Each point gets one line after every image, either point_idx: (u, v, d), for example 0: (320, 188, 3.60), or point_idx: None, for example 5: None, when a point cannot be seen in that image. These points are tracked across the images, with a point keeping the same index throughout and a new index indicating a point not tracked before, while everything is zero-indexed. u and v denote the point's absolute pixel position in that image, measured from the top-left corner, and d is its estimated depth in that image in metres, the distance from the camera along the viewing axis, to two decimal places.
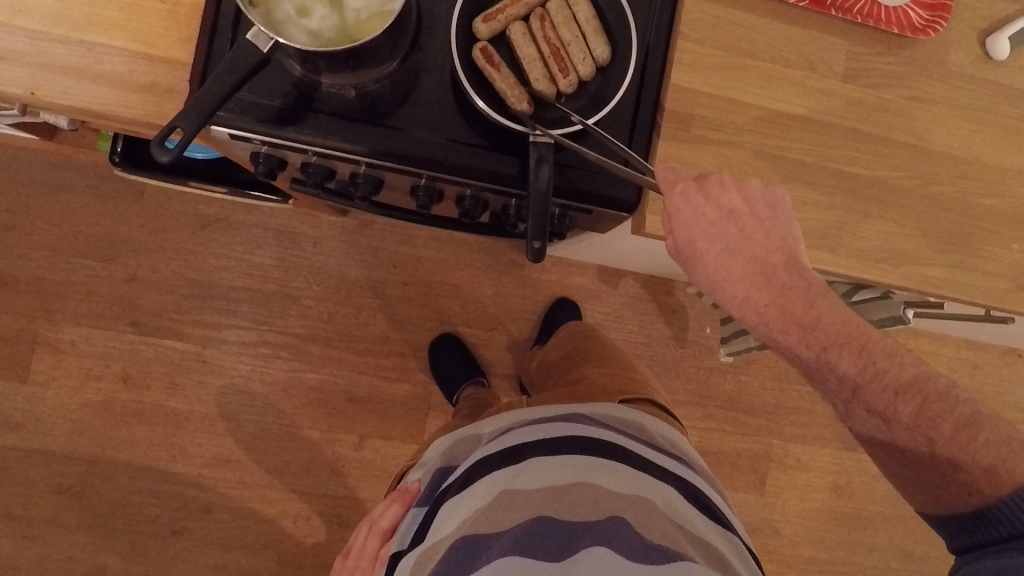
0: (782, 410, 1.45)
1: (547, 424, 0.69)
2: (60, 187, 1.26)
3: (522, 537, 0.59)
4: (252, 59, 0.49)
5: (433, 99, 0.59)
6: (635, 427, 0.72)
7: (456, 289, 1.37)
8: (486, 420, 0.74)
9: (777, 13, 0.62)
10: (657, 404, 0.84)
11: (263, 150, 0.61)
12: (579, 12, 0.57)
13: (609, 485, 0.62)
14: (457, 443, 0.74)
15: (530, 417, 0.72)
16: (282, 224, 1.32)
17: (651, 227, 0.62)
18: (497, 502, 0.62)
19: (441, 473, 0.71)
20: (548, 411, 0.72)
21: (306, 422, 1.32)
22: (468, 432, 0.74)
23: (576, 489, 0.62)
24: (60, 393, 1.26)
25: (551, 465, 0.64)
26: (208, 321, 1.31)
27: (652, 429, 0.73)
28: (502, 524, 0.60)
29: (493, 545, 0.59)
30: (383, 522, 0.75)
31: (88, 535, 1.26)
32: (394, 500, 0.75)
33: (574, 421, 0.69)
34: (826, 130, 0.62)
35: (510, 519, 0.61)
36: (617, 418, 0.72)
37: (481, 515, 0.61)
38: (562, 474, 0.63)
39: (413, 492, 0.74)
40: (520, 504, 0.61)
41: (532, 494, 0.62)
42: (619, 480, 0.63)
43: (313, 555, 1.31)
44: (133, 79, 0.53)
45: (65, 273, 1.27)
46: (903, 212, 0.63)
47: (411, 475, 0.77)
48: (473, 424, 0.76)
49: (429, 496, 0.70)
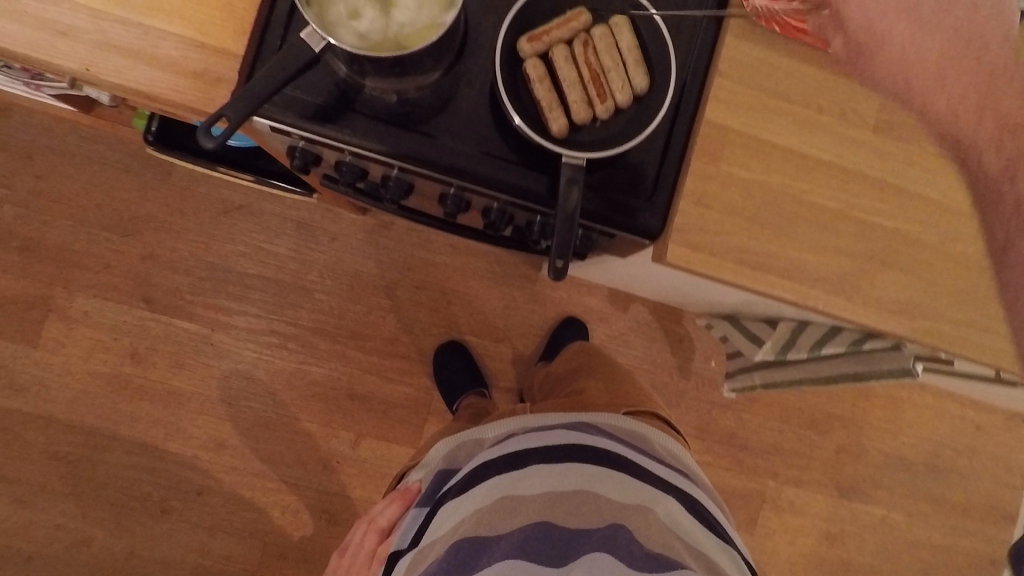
0: (779, 452, 1.44)
1: (549, 431, 0.69)
2: (91, 160, 1.28)
3: (522, 540, 0.62)
4: (303, 57, 0.50)
5: (472, 112, 0.60)
6: (637, 438, 0.72)
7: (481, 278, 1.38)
8: (490, 425, 0.74)
9: (815, 61, 0.63)
10: (660, 419, 0.84)
11: (301, 144, 0.62)
12: (622, 40, 0.58)
13: (610, 495, 0.65)
14: (458, 446, 0.73)
15: (531, 424, 0.71)
16: (304, 216, 1.34)
17: (671, 256, 0.60)
18: (499, 505, 0.63)
19: (442, 477, 0.71)
20: (551, 417, 0.71)
21: (305, 415, 1.33)
22: (470, 435, 0.74)
23: (577, 497, 0.65)
24: (67, 362, 1.28)
25: (553, 472, 0.65)
26: (220, 305, 1.32)
27: (655, 440, 0.72)
28: (504, 526, 0.63)
29: (493, 546, 0.62)
30: (381, 520, 0.75)
31: (79, 505, 1.26)
32: (394, 499, 0.75)
33: (580, 430, 0.70)
34: (851, 179, 0.63)
35: (512, 522, 0.63)
36: (620, 428, 0.72)
37: (482, 516, 0.63)
38: (562, 481, 0.65)
39: (412, 493, 0.74)
40: (521, 509, 0.64)
41: (534, 499, 0.64)
42: (620, 490, 0.65)
43: (298, 548, 1.31)
44: (185, 66, 0.55)
45: (86, 244, 1.28)
46: (919, 268, 0.63)
47: (411, 475, 0.76)
48: (475, 427, 0.76)
49: (429, 499, 0.69)
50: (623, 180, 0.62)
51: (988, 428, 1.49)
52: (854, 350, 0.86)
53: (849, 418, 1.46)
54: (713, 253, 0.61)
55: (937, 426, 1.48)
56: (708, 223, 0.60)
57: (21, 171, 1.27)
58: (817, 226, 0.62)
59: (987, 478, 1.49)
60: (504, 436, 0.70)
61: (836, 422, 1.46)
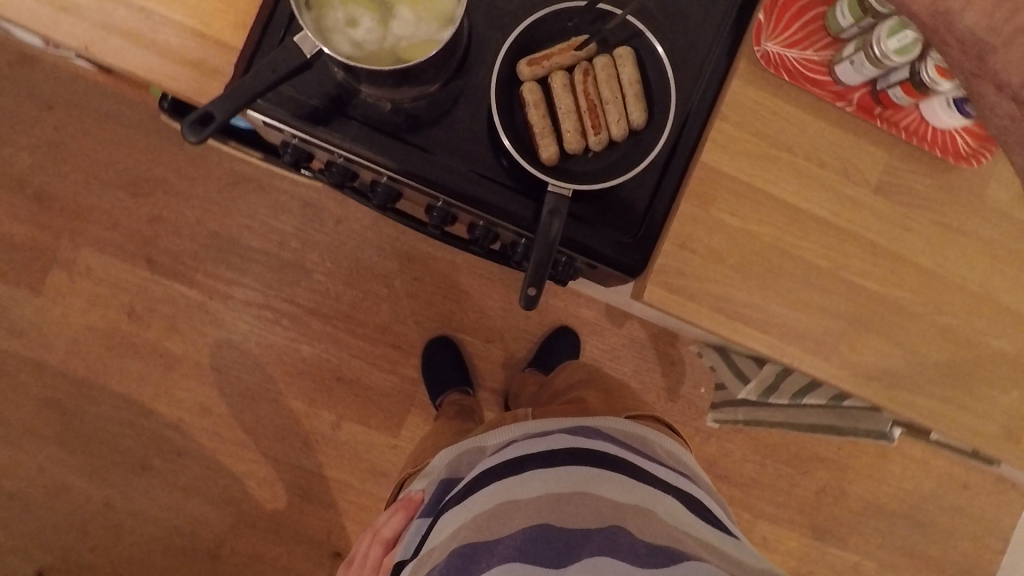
0: (758, 486, 1.43)
1: (548, 437, 0.70)
2: (109, 117, 1.30)
3: (521, 544, 0.59)
4: (295, 62, 0.50)
5: (465, 129, 0.60)
6: (638, 441, 0.73)
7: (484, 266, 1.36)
8: (492, 433, 0.76)
9: (822, 113, 0.61)
10: (663, 422, 0.82)
11: (293, 141, 0.62)
12: (623, 73, 0.58)
13: (611, 496, 0.63)
14: (461, 454, 0.75)
15: (531, 430, 0.73)
16: (311, 196, 1.34)
17: (649, 296, 0.59)
18: (497, 510, 0.62)
19: (446, 486, 0.72)
20: (551, 424, 0.73)
21: (291, 392, 1.35)
22: (473, 444, 0.75)
23: (576, 498, 0.63)
24: (66, 312, 1.30)
25: (551, 475, 0.65)
26: (220, 274, 1.33)
27: (655, 442, 0.74)
28: (501, 530, 0.60)
29: (492, 551, 0.59)
30: (386, 531, 0.75)
31: (63, 452, 1.29)
32: (399, 509, 0.75)
33: (579, 435, 0.70)
34: (845, 239, 0.61)
35: (510, 525, 0.60)
36: (620, 431, 0.74)
37: (481, 522, 0.61)
38: (561, 483, 0.64)
39: (415, 503, 0.75)
40: (519, 512, 0.61)
41: (533, 501, 0.62)
42: (621, 490, 0.64)
43: (269, 520, 1.33)
44: (183, 54, 0.55)
45: (96, 199, 1.30)
46: (902, 336, 0.62)
47: (415, 485, 0.77)
48: (478, 436, 0.78)
49: (433, 508, 0.70)
50: (609, 215, 0.62)
51: (975, 489, 1.46)
52: (834, 404, 0.90)
53: (834, 461, 1.44)
54: (691, 299, 0.60)
55: (923, 480, 1.45)
56: (690, 267, 0.59)
57: (41, 120, 1.28)
58: (802, 282, 0.61)
59: (966, 537, 1.47)
60: (504, 443, 0.72)
61: (820, 463, 1.44)
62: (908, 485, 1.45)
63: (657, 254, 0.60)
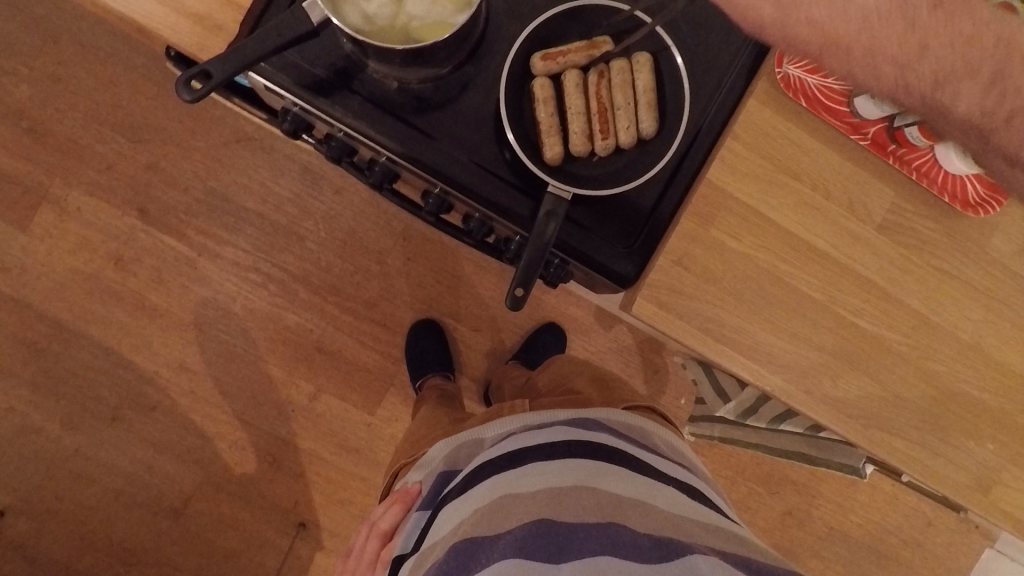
0: (726, 502, 1.44)
1: (546, 429, 0.70)
2: (113, 59, 1.26)
3: (521, 538, 0.56)
4: (301, 28, 0.49)
5: (471, 117, 0.58)
6: (636, 432, 0.75)
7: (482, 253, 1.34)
8: (490, 425, 0.75)
9: (834, 143, 0.60)
10: (657, 413, 0.83)
11: (294, 109, 0.60)
12: (638, 80, 0.57)
13: (613, 489, 0.62)
14: (459, 447, 0.75)
15: (530, 423, 0.72)
16: (312, 163, 1.32)
17: (638, 310, 0.59)
18: (497, 505, 0.61)
19: (444, 478, 0.72)
20: (550, 416, 0.73)
21: (271, 358, 1.34)
22: (470, 436, 0.75)
23: (577, 491, 0.61)
24: (51, 253, 1.28)
25: (549, 469, 0.64)
26: (211, 232, 1.31)
27: (653, 433, 0.76)
28: (502, 525, 0.58)
29: (492, 547, 0.57)
30: (383, 523, 0.75)
31: (35, 393, 1.28)
32: (395, 502, 0.76)
33: (577, 426, 0.71)
34: (842, 273, 0.60)
35: (510, 521, 0.58)
36: (616, 422, 0.75)
37: (481, 518, 0.60)
38: (562, 476, 0.63)
39: (412, 495, 0.75)
40: (520, 506, 0.60)
41: (532, 495, 0.61)
42: (620, 483, 0.63)
43: (237, 483, 1.33)
44: (187, 6, 0.54)
45: (93, 141, 1.27)
46: (885, 377, 0.61)
47: (411, 477, 0.77)
48: (475, 428, 0.77)
49: (432, 501, 0.70)
50: (608, 223, 0.60)
51: (939, 527, 1.47)
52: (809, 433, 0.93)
53: (804, 485, 1.44)
54: (680, 317, 0.59)
55: (889, 513, 1.47)
56: (682, 284, 0.58)
57: (44, 54, 1.25)
58: (792, 313, 0.60)
59: (924, 573, 1.49)
60: (502, 436, 0.72)
61: (790, 486, 1.44)
62: (873, 516, 1.46)
63: (650, 268, 0.59)
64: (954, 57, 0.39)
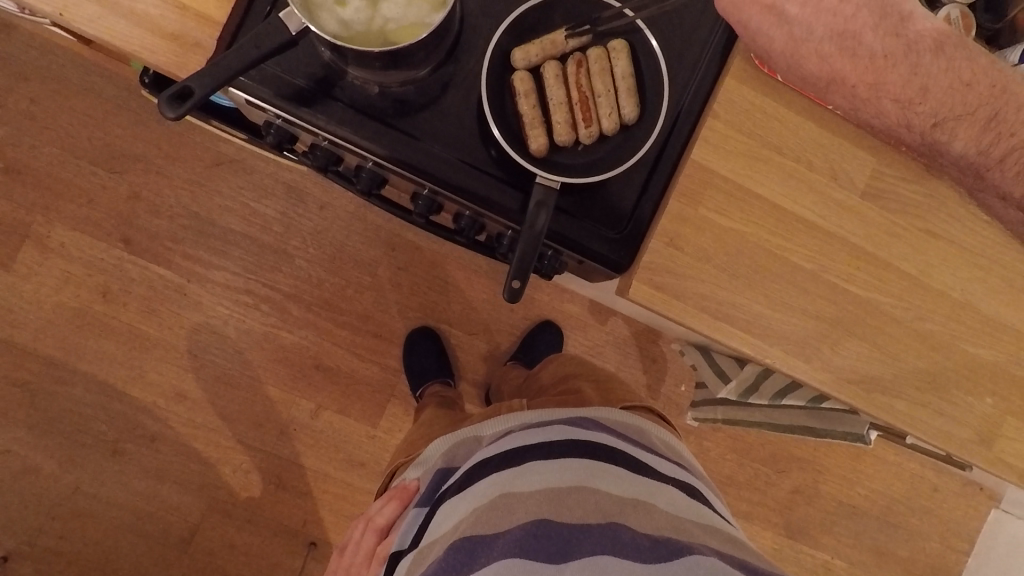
0: (734, 484, 1.45)
1: (547, 427, 0.70)
2: (87, 90, 1.25)
3: (521, 538, 0.57)
4: (280, 37, 0.49)
5: (455, 116, 0.59)
6: (634, 431, 0.75)
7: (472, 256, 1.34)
8: (487, 423, 0.76)
9: (814, 115, 0.60)
10: (656, 412, 0.84)
11: (276, 121, 0.60)
12: (617, 66, 0.58)
13: (611, 490, 0.63)
14: (458, 444, 0.75)
15: (529, 420, 0.72)
16: (295, 180, 1.31)
17: (635, 293, 0.59)
18: (497, 504, 0.61)
19: (442, 475, 0.71)
20: (551, 414, 0.73)
21: (269, 378, 1.33)
22: (468, 434, 0.75)
23: (576, 491, 0.62)
24: (38, 290, 1.26)
25: (549, 467, 0.64)
26: (199, 257, 1.30)
27: (650, 432, 0.76)
28: (503, 523, 0.59)
29: (492, 545, 0.58)
30: (380, 518, 0.75)
31: (31, 434, 1.26)
32: (392, 498, 0.76)
33: (577, 425, 0.70)
34: (831, 242, 0.61)
35: (510, 520, 0.59)
36: (615, 422, 0.75)
37: (481, 515, 0.60)
38: (562, 476, 0.63)
39: (410, 492, 0.75)
40: (519, 505, 0.60)
41: (532, 494, 0.62)
42: (619, 484, 0.64)
43: (243, 507, 1.32)
44: (163, 25, 0.54)
45: (72, 175, 1.26)
46: (883, 340, 0.62)
47: (409, 473, 0.77)
48: (472, 425, 0.78)
49: (429, 498, 0.70)
50: (596, 212, 0.61)
51: (945, 492, 1.49)
52: (813, 406, 0.94)
53: (809, 461, 1.46)
54: (677, 297, 0.59)
55: (895, 482, 1.48)
56: (676, 265, 0.59)
57: (16, 91, 1.24)
58: (785, 284, 0.61)
59: (934, 539, 1.50)
60: (500, 434, 0.72)
61: (795, 463, 1.45)
62: (879, 486, 1.48)
63: (643, 255, 0.59)
64: (949, 101, 0.53)
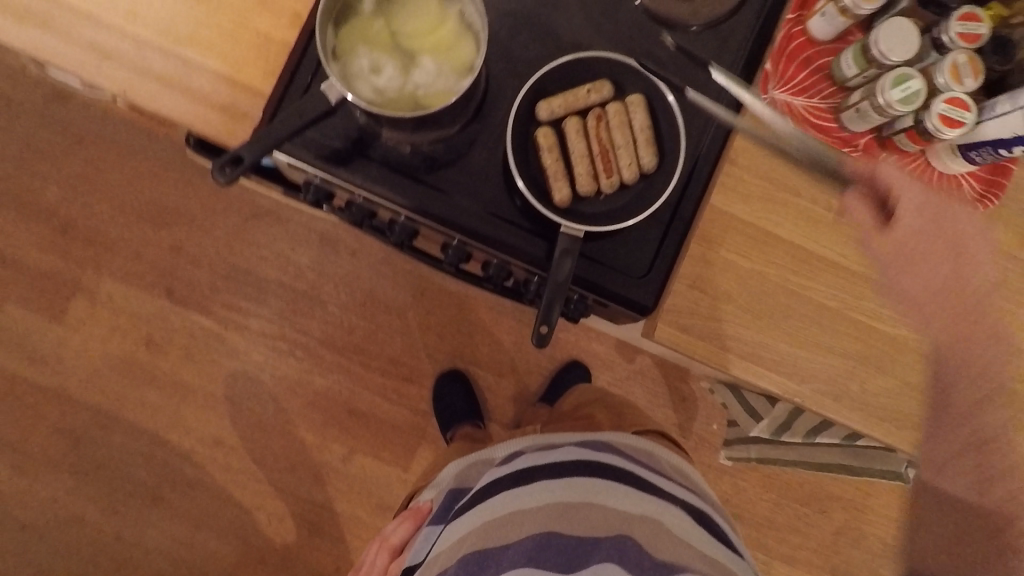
0: (774, 526, 1.40)
1: (559, 449, 0.68)
2: (136, 152, 1.34)
3: (529, 550, 0.59)
4: (320, 107, 0.54)
5: (482, 171, 0.62)
6: (647, 455, 0.72)
7: (499, 298, 1.37)
8: (500, 445, 0.76)
9: (825, 158, 0.63)
10: (668, 437, 0.83)
11: (315, 181, 0.65)
12: (635, 119, 0.60)
13: (619, 506, 0.63)
14: (470, 465, 0.75)
15: (542, 442, 0.72)
16: (328, 229, 1.37)
17: (660, 333, 0.61)
18: (506, 518, 0.62)
19: (455, 494, 0.72)
20: (561, 437, 0.72)
21: (303, 423, 1.35)
22: (481, 456, 0.76)
23: (585, 507, 0.62)
24: (85, 342, 1.33)
25: (557, 484, 0.64)
26: (237, 305, 1.36)
27: (666, 459, 0.73)
28: (512, 535, 0.60)
29: (501, 556, 0.59)
30: (394, 538, 0.76)
31: (77, 481, 1.30)
32: (407, 518, 0.77)
33: (589, 447, 0.69)
34: (851, 279, 0.63)
35: (519, 532, 0.60)
36: (631, 446, 0.72)
37: (489, 528, 0.61)
38: (570, 492, 0.63)
39: (423, 512, 0.76)
40: (527, 519, 0.61)
41: (541, 509, 0.62)
42: (629, 501, 0.63)
43: (278, 553, 1.33)
44: (214, 99, 0.60)
45: (120, 231, 1.34)
46: (915, 377, 0.62)
47: (424, 495, 0.78)
48: (485, 449, 0.78)
49: (441, 514, 0.71)
50: (619, 255, 0.63)
51: None
52: (848, 443, 0.92)
53: (851, 501, 1.41)
54: (700, 338, 0.61)
55: None
56: (699, 307, 0.61)
57: (72, 155, 1.33)
58: (809, 321, 0.62)
59: None
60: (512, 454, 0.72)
61: (836, 503, 1.41)
62: None
63: (669, 297, 0.61)
64: None
